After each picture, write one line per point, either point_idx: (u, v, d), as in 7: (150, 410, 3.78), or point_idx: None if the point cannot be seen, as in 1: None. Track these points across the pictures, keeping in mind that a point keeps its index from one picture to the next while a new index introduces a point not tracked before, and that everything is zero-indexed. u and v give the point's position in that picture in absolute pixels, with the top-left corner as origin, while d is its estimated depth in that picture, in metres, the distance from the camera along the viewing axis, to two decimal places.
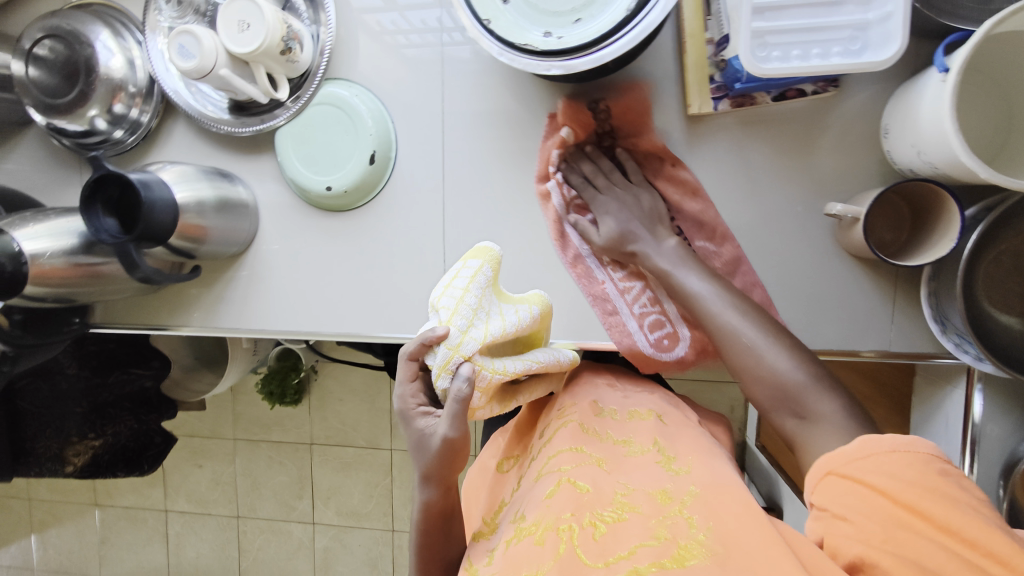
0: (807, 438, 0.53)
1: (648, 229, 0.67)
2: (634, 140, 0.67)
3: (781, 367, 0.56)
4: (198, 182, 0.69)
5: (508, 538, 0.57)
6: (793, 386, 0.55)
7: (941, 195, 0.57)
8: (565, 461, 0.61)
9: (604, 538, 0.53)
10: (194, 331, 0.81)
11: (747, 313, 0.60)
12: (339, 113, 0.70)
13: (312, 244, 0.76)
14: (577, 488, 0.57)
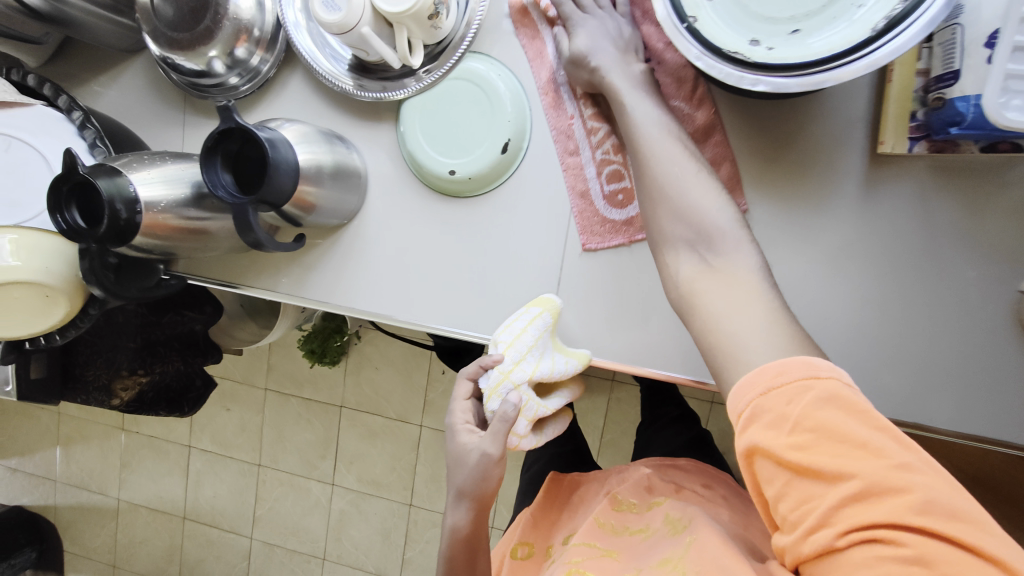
0: (705, 287, 0.50)
1: (614, 49, 0.58)
2: (803, 171, 0.60)
3: (701, 203, 0.52)
4: (318, 145, 0.64)
5: None
6: (722, 227, 0.51)
7: None
8: (578, 555, 0.65)
9: None
10: (279, 297, 0.77)
11: (679, 138, 0.55)
12: (477, 92, 0.64)
13: (419, 227, 0.71)
14: (586, 573, 0.61)
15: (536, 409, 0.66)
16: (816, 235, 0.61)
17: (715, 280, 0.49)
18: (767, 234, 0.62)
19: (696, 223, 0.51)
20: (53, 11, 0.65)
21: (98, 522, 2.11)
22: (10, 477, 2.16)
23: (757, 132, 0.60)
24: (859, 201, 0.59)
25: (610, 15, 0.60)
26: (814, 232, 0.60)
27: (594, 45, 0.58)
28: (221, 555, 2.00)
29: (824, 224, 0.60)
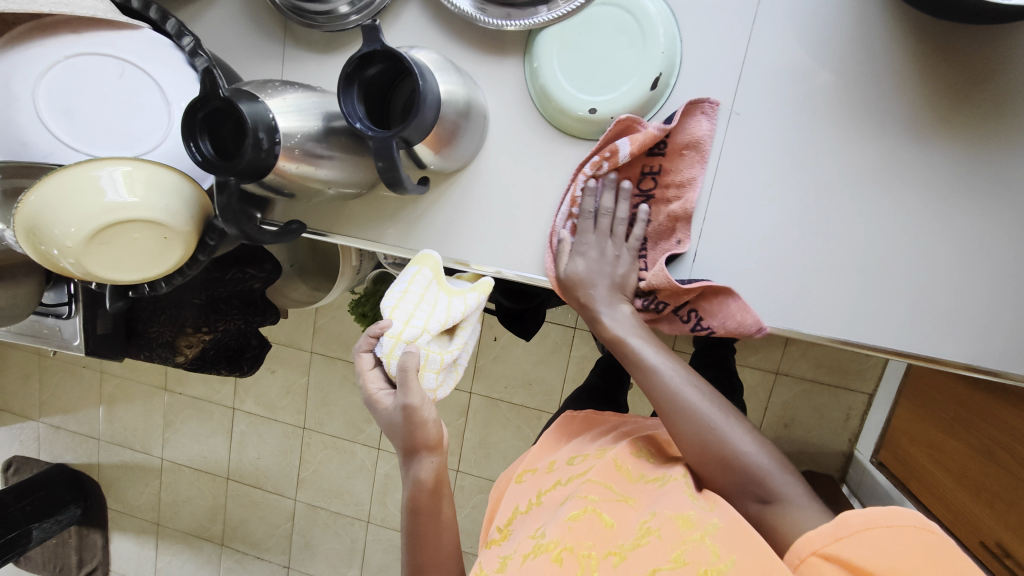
0: (781, 517, 0.52)
1: (607, 293, 0.63)
2: (996, 113, 0.54)
3: (743, 447, 0.55)
4: (450, 78, 0.58)
5: (524, 551, 0.59)
6: (763, 470, 0.54)
7: None
8: (592, 489, 0.61)
9: (623, 566, 0.55)
10: (382, 249, 0.72)
11: (695, 386, 0.58)
12: (627, 23, 0.58)
13: (542, 175, 0.66)
14: (603, 521, 0.59)
15: (440, 361, 0.63)
16: (1004, 185, 0.55)
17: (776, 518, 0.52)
18: (945, 183, 0.56)
19: (741, 475, 0.54)
20: None
21: (142, 479, 2.13)
22: (54, 434, 2.18)
23: (945, 68, 0.54)
24: None
25: (617, 246, 0.64)
26: (1000, 181, 0.55)
27: (591, 277, 0.63)
28: (264, 515, 2.02)
29: (1012, 173, 0.55)
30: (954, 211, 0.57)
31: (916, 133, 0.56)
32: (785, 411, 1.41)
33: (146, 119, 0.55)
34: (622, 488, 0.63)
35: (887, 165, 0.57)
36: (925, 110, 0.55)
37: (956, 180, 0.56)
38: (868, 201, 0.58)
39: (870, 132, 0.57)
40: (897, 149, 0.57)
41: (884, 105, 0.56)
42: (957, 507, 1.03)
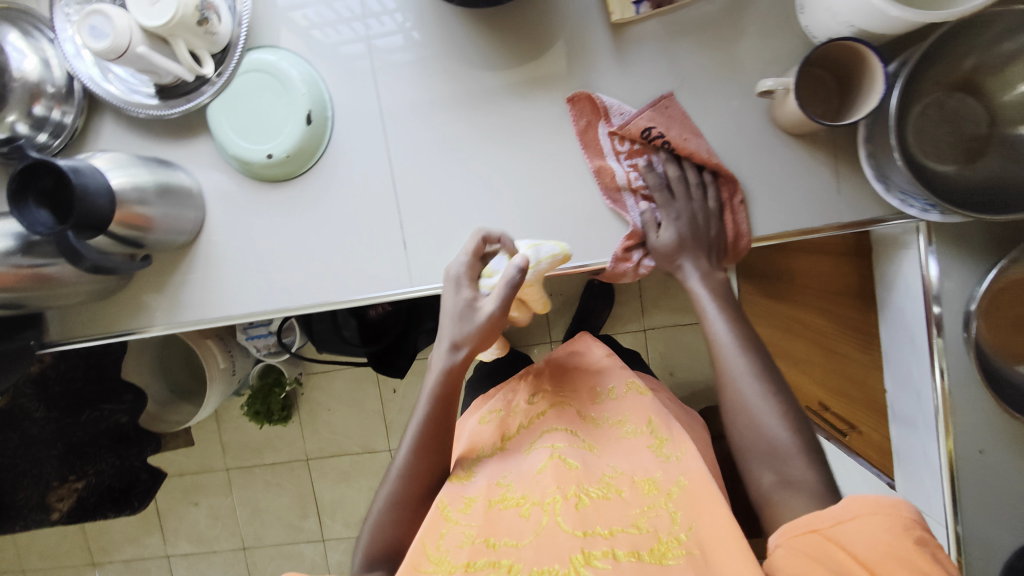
0: (781, 498, 0.53)
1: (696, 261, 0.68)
2: (565, 59, 0.68)
3: (771, 427, 0.56)
4: (135, 169, 0.67)
5: (491, 498, 0.64)
6: (779, 444, 0.55)
7: (858, 48, 0.57)
8: (558, 441, 0.69)
9: (585, 510, 0.59)
10: (159, 331, 0.79)
11: (746, 350, 0.61)
12: (269, 81, 0.69)
13: (264, 221, 0.75)
14: (566, 464, 0.65)
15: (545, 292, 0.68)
16: (594, 111, 0.69)
17: (774, 488, 0.54)
18: (556, 123, 0.70)
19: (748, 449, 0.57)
20: None
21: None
22: None
23: (514, 40, 0.68)
24: (616, 70, 0.68)
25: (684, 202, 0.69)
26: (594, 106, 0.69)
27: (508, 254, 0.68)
28: None
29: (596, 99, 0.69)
30: (570, 140, 0.70)
31: (520, 92, 0.69)
32: (665, 360, 1.39)
33: None
34: (588, 436, 0.72)
35: (511, 123, 0.70)
36: (520, 73, 0.69)
37: (565, 116, 0.69)
38: (511, 155, 0.71)
39: (489, 101, 0.70)
40: (511, 109, 0.70)
41: (490, 77, 0.70)
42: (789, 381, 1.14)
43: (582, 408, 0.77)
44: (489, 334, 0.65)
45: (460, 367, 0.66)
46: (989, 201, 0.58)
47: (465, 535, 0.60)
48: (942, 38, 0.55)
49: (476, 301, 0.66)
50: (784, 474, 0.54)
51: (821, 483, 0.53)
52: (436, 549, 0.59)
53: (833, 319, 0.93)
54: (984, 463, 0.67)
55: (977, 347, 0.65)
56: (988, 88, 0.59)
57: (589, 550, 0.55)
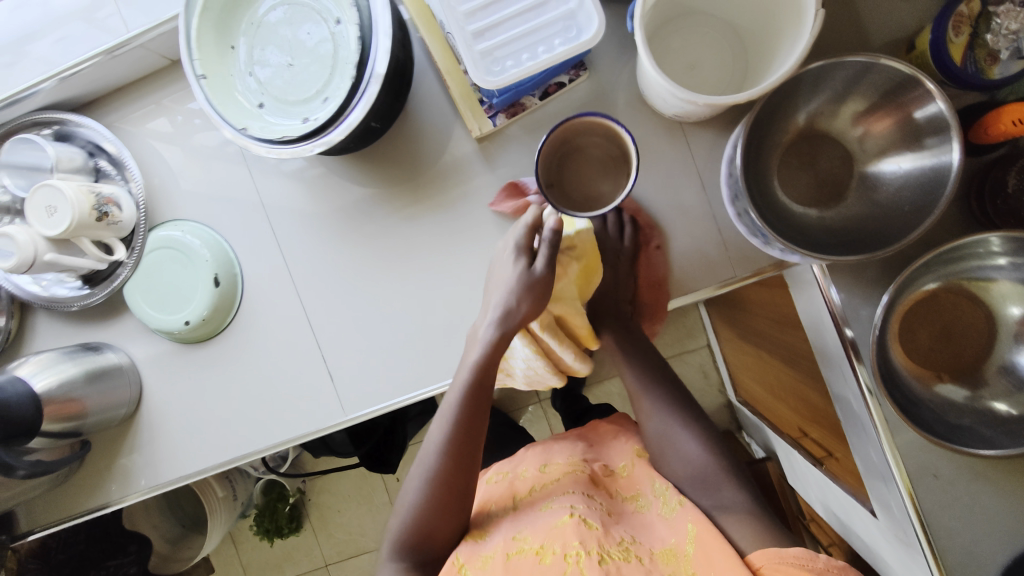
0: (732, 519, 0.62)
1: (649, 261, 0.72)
2: (442, 177, 0.72)
3: (687, 447, 0.69)
4: (62, 365, 0.70)
5: (509, 551, 0.65)
6: (700, 465, 0.67)
7: (604, 125, 0.64)
8: (576, 500, 0.68)
9: (607, 567, 0.60)
10: (119, 504, 0.81)
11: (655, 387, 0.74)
12: (173, 253, 0.73)
13: (198, 380, 0.78)
14: (586, 523, 0.64)
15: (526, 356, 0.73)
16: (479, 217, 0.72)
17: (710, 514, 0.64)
18: (447, 235, 0.72)
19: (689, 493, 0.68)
20: None
21: None
22: None
23: (391, 168, 0.72)
24: (491, 176, 0.71)
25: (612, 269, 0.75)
26: (478, 212, 0.72)
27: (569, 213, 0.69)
28: None
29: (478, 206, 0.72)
30: (464, 249, 0.72)
31: (408, 213, 0.73)
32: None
33: None
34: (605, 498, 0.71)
35: (406, 242, 0.73)
36: (402, 195, 0.73)
37: (453, 226, 0.72)
38: (412, 272, 0.73)
39: (382, 227, 0.73)
40: (403, 229, 0.73)
41: (376, 205, 0.73)
42: (768, 406, 1.12)
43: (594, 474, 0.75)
44: (542, 297, 0.63)
45: (494, 365, 0.65)
46: (846, 240, 0.60)
47: None
48: (767, 104, 0.57)
49: (532, 268, 0.63)
50: (719, 501, 0.65)
51: (748, 503, 0.64)
52: None
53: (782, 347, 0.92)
54: (942, 486, 0.65)
55: (898, 371, 0.64)
56: (831, 130, 0.61)
57: None
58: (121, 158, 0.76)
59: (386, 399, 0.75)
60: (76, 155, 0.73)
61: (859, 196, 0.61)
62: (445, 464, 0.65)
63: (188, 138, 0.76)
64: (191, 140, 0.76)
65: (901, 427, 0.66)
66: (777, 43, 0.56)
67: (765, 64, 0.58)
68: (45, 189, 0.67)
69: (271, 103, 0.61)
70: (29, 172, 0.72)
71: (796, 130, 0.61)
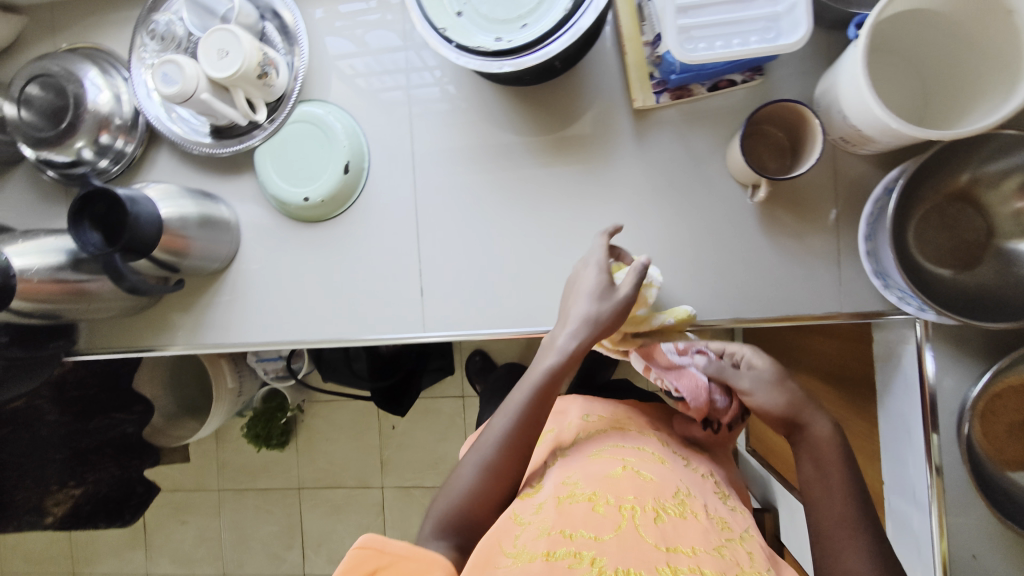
0: None
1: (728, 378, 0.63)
2: (589, 135, 0.73)
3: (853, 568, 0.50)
4: (182, 200, 0.73)
5: (558, 494, 0.58)
6: None
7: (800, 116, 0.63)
8: (631, 454, 0.63)
9: (665, 525, 0.54)
10: (176, 350, 0.83)
11: (844, 464, 0.55)
12: (314, 129, 0.75)
13: (293, 257, 0.80)
14: (642, 475, 0.59)
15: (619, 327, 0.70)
16: (611, 184, 0.73)
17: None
18: (576, 191, 0.74)
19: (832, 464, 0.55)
20: None
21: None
22: None
23: (544, 113, 0.74)
24: (636, 149, 0.72)
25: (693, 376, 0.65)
26: (611, 180, 0.73)
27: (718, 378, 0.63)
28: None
29: (615, 173, 0.73)
30: (588, 211, 0.74)
31: (545, 162, 0.74)
32: None
33: None
34: (654, 450, 0.65)
35: (535, 187, 0.75)
36: (542, 143, 0.74)
37: (582, 187, 0.74)
38: (531, 217, 0.75)
39: (516, 166, 0.75)
40: (536, 175, 0.75)
41: (514, 142, 0.75)
42: None
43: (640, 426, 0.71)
44: (617, 321, 0.63)
45: (580, 349, 0.62)
46: (969, 305, 0.62)
47: (541, 530, 0.54)
48: (936, 155, 0.60)
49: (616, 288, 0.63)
50: None
51: None
52: (511, 547, 0.53)
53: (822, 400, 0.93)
54: (978, 568, 0.66)
55: (972, 445, 0.66)
56: (986, 199, 0.63)
57: (675, 567, 0.50)
58: (294, 31, 0.78)
59: (465, 329, 0.77)
60: (253, 14, 0.75)
61: (992, 269, 0.62)
62: (493, 469, 0.59)
63: (356, 25, 0.77)
64: (357, 28, 0.78)
65: (957, 500, 0.67)
66: (976, 98, 0.59)
67: (951, 115, 0.62)
68: (222, 32, 0.70)
69: (470, 14, 0.62)
70: (205, 14, 0.74)
71: (953, 189, 0.63)
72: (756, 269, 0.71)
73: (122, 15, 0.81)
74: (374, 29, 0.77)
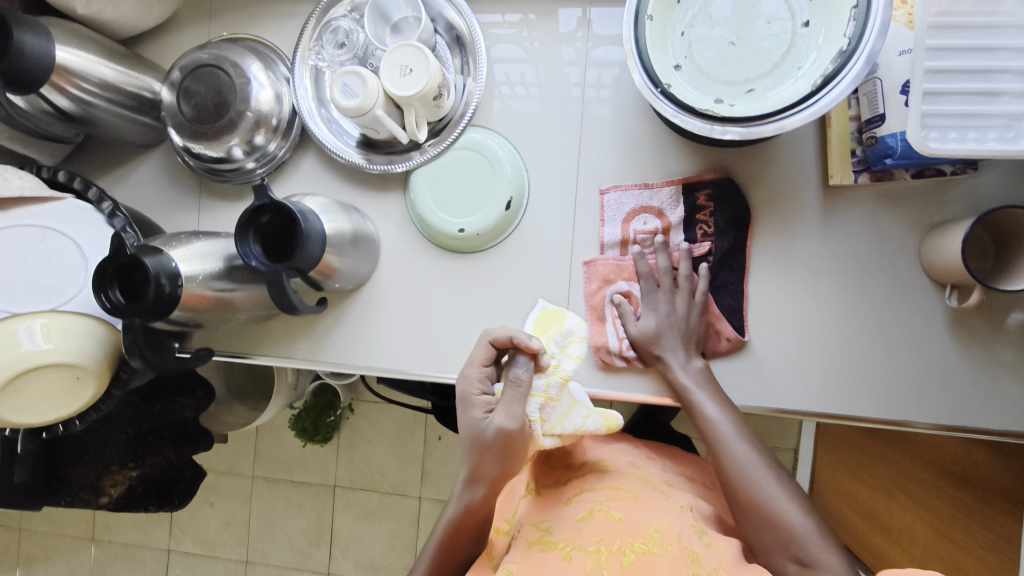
0: None
1: (680, 346, 0.68)
2: (771, 205, 0.69)
3: (789, 514, 0.57)
4: (337, 214, 0.70)
5: (530, 544, 0.62)
6: (807, 542, 0.56)
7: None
8: (604, 496, 0.66)
9: (631, 565, 0.56)
10: (295, 363, 0.79)
11: (750, 443, 0.63)
12: (479, 158, 0.72)
13: (432, 286, 0.77)
14: (611, 516, 0.62)
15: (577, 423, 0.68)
16: (787, 259, 0.69)
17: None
18: (748, 261, 0.70)
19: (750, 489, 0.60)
20: (81, 113, 0.70)
21: None
22: None
23: (726, 175, 0.70)
24: (821, 227, 0.68)
25: (681, 299, 0.69)
26: (789, 254, 0.69)
27: (662, 333, 0.69)
28: None
29: (794, 249, 0.69)
30: (757, 283, 0.70)
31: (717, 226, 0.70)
32: None
33: (66, 270, 0.62)
34: (634, 490, 0.68)
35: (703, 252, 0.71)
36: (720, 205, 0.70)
37: (755, 259, 0.70)
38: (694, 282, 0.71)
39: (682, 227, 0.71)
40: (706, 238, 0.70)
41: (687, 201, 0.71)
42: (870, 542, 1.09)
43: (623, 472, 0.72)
44: (503, 450, 0.60)
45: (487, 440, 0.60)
46: None
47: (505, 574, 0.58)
48: None
49: (491, 419, 0.60)
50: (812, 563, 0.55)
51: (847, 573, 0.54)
52: None
53: (939, 500, 0.89)
54: None
55: None
56: None
57: None
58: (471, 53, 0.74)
59: (607, 385, 0.74)
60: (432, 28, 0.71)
61: None
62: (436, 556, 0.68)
63: (533, 54, 0.73)
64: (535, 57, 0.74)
65: None
66: None
67: None
68: (407, 47, 0.66)
69: (691, 70, 0.58)
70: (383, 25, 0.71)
71: None
72: (935, 376, 0.67)
73: (285, 9, 0.78)
74: (552, 60, 0.73)
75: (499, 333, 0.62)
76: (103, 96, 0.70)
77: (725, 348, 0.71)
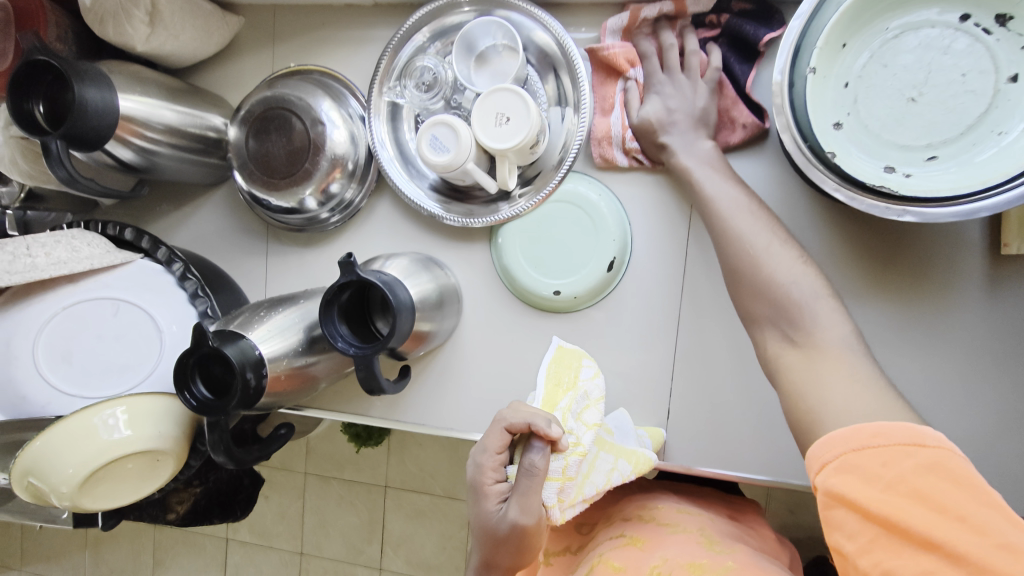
0: (794, 367, 0.45)
1: (687, 127, 0.59)
2: (922, 273, 0.59)
3: (780, 272, 0.48)
4: (420, 276, 0.63)
5: None
6: (799, 298, 0.46)
7: None
8: (604, 546, 0.61)
9: None
10: (371, 421, 0.75)
11: (757, 210, 0.53)
12: (579, 213, 0.65)
13: (520, 347, 0.70)
14: (611, 565, 0.56)
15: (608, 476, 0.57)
16: (936, 336, 0.60)
17: (794, 359, 0.45)
18: (890, 336, 0.60)
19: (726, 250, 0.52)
20: (145, 163, 0.65)
21: None
22: None
23: (868, 237, 0.60)
24: (983, 301, 0.58)
25: (692, 80, 0.59)
26: (938, 334, 0.60)
27: (667, 116, 0.59)
28: None
29: (946, 325, 0.59)
30: (900, 362, 0.61)
31: (853, 294, 0.61)
32: None
33: (140, 346, 0.58)
34: (632, 532, 0.62)
35: None
36: (858, 275, 0.61)
37: (898, 333, 0.60)
38: None
39: None
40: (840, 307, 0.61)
41: (820, 264, 0.62)
42: None
43: (625, 515, 0.67)
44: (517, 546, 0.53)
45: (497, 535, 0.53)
46: None
47: None
48: None
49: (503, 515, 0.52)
50: (799, 336, 0.46)
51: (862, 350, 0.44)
52: None
53: None
54: None
55: None
56: None
57: None
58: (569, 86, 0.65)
59: (722, 469, 0.64)
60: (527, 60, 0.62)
61: None
62: None
63: None
64: None
65: None
66: None
67: None
68: (504, 92, 0.57)
69: (855, 128, 0.47)
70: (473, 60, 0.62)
71: None
72: None
73: (358, 36, 0.70)
74: None
75: (515, 420, 0.52)
76: (166, 143, 0.64)
77: (740, 139, 0.61)
